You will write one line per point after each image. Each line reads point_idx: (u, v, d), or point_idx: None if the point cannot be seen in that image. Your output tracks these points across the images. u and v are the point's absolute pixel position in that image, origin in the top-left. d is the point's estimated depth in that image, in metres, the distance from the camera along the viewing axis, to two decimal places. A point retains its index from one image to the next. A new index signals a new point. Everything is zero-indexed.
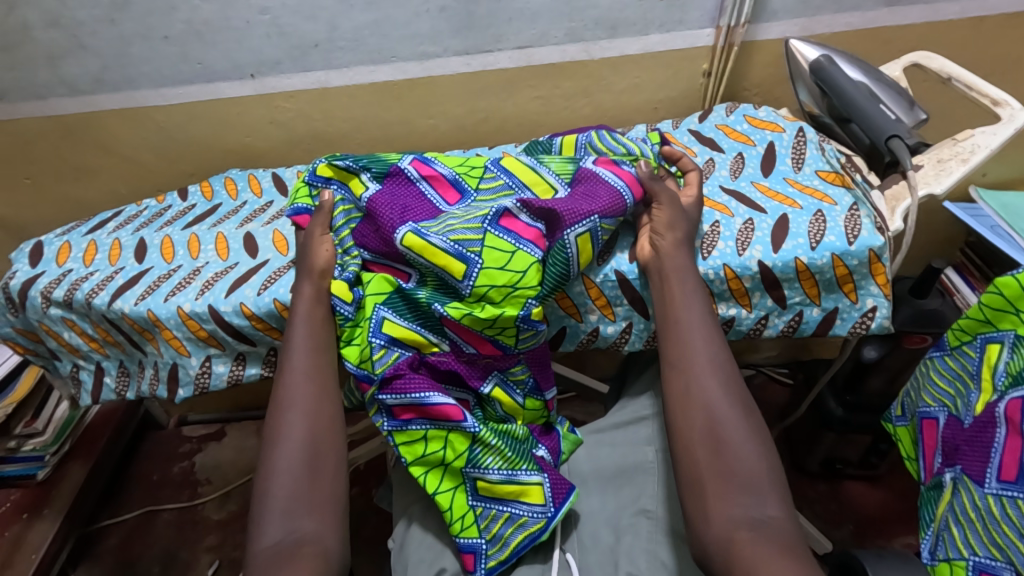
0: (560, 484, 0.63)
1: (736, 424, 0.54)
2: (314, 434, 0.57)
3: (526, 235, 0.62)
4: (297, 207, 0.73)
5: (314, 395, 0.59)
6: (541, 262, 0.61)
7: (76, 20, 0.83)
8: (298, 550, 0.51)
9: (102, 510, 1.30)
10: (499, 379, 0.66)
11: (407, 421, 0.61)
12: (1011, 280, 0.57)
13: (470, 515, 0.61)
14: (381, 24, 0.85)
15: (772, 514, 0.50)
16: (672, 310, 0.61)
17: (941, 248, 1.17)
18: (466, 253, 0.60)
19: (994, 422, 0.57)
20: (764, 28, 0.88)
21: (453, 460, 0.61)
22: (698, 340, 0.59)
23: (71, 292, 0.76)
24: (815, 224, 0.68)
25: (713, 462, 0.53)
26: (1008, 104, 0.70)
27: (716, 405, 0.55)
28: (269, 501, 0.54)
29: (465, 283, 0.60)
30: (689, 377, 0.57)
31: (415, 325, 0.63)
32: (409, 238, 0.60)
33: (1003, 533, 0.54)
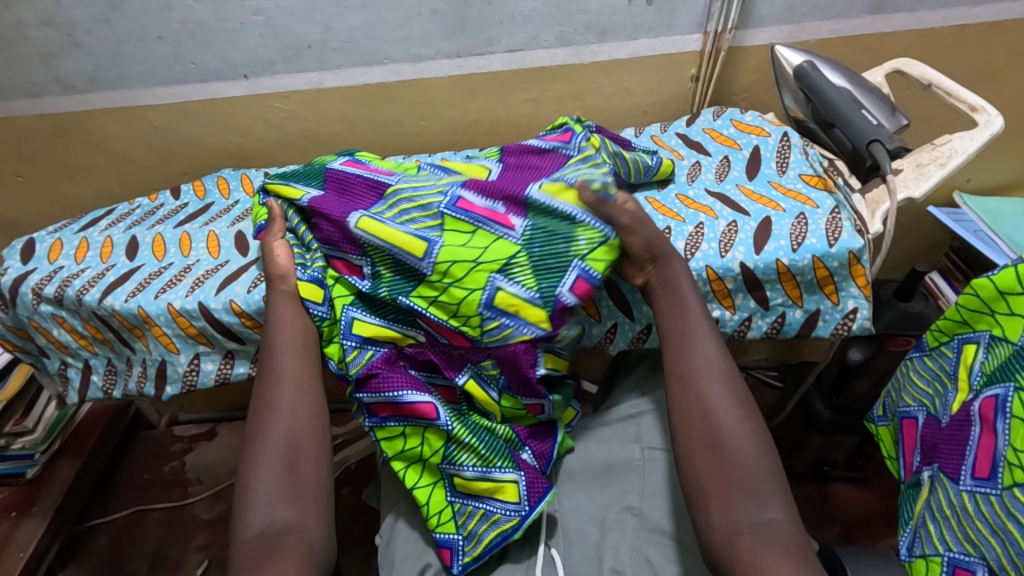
0: (536, 483, 0.63)
1: (738, 431, 0.54)
2: (295, 432, 0.58)
3: (486, 216, 0.62)
4: (258, 225, 0.74)
5: (296, 393, 0.60)
6: (504, 238, 0.61)
7: (71, 19, 0.83)
8: (281, 540, 0.51)
9: (91, 509, 1.30)
10: (472, 372, 0.65)
11: (385, 419, 0.62)
12: (987, 282, 0.59)
13: (448, 512, 0.63)
14: (373, 26, 0.86)
15: (772, 517, 0.50)
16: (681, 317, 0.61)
17: (926, 252, 1.19)
18: (428, 234, 0.61)
19: (969, 420, 0.58)
20: (751, 34, 0.90)
21: (430, 456, 0.62)
22: (700, 346, 0.59)
23: (62, 289, 0.76)
24: (797, 225, 0.69)
25: (714, 469, 0.53)
26: (985, 109, 0.71)
27: (718, 412, 0.55)
28: (251, 494, 0.54)
29: (426, 261, 0.60)
30: (689, 385, 0.57)
31: (382, 321, 0.63)
32: (365, 221, 0.62)
33: (977, 528, 0.55)
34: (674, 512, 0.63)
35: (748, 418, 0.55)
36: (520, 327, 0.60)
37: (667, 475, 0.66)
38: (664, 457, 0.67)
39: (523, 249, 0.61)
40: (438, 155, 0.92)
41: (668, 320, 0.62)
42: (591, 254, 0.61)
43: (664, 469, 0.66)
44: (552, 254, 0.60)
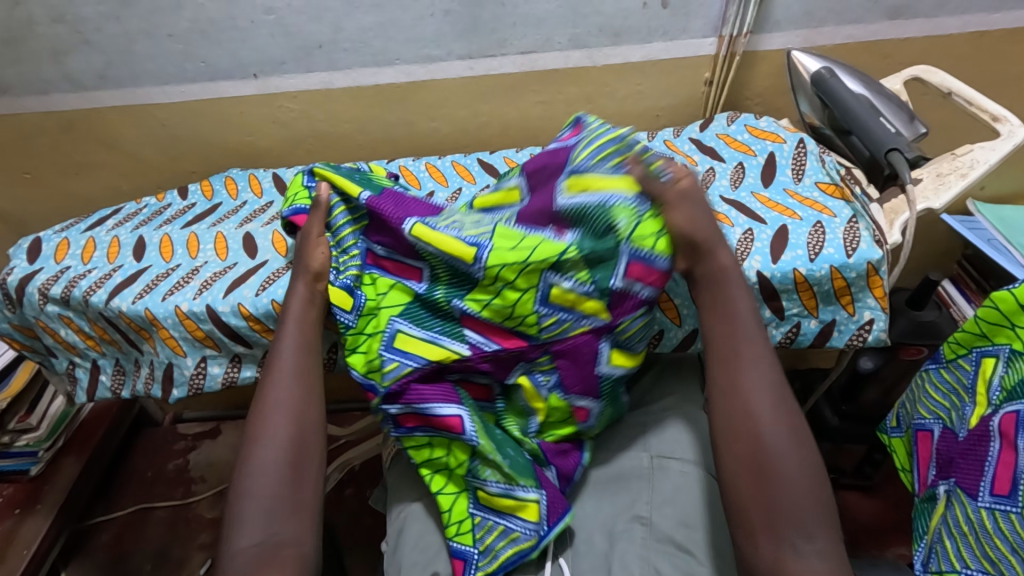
0: (557, 503, 0.62)
1: (790, 457, 0.51)
2: (297, 437, 0.57)
3: (534, 222, 0.61)
4: (289, 209, 0.72)
5: (300, 395, 0.60)
6: (549, 240, 0.59)
7: (81, 16, 0.83)
8: (278, 552, 0.51)
9: (94, 506, 1.30)
10: (524, 368, 0.62)
11: (413, 429, 0.62)
12: (1007, 295, 0.58)
13: (468, 524, 0.63)
14: (385, 27, 0.85)
15: (817, 547, 0.47)
16: (726, 320, 0.58)
17: (938, 260, 1.18)
18: (478, 239, 0.60)
19: (988, 435, 0.57)
20: (767, 39, 0.89)
21: (457, 467, 0.63)
22: (749, 358, 0.56)
23: (69, 289, 0.75)
24: (814, 235, 0.68)
25: (760, 493, 0.50)
26: (1007, 120, 0.70)
27: (766, 432, 0.52)
28: (250, 500, 0.53)
29: (477, 265, 0.59)
30: (734, 400, 0.54)
31: (428, 336, 0.62)
32: (419, 229, 0.61)
33: (997, 547, 0.54)
34: (683, 520, 0.62)
35: (799, 442, 0.52)
36: (578, 320, 0.60)
37: (675, 482, 0.65)
38: (673, 465, 0.66)
39: (574, 246, 0.58)
40: (448, 157, 0.91)
41: (712, 324, 0.59)
42: (633, 233, 0.58)
43: (672, 477, 0.65)
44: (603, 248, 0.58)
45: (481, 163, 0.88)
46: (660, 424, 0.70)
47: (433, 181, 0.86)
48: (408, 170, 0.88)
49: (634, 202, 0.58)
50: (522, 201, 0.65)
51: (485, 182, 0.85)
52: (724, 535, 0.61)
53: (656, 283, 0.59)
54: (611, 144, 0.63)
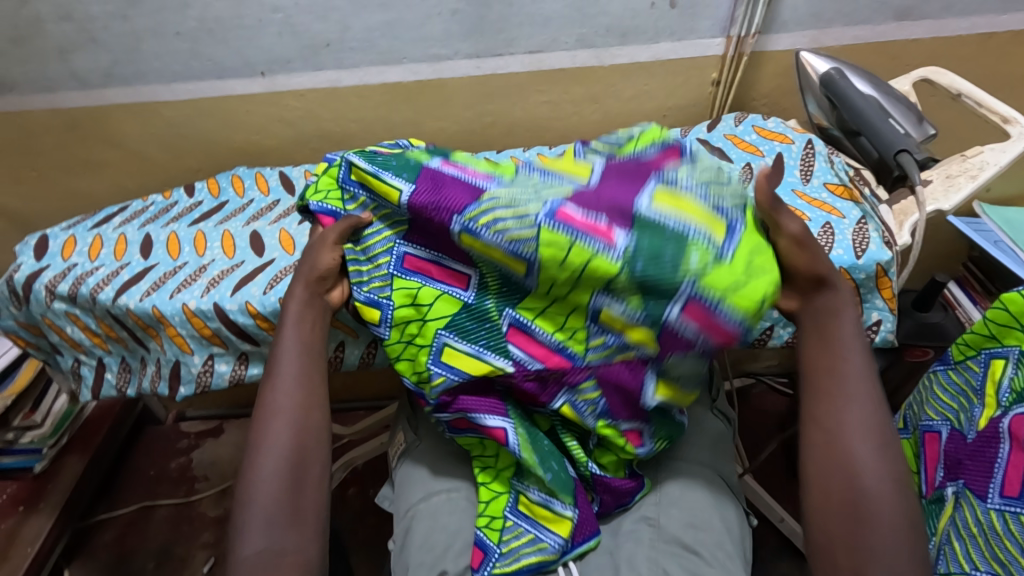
0: (586, 524, 0.61)
1: (888, 505, 0.48)
2: (299, 444, 0.56)
3: (592, 230, 0.51)
4: (314, 206, 0.66)
5: (301, 397, 0.58)
6: (604, 256, 0.50)
7: (88, 14, 0.83)
8: (279, 561, 0.51)
9: (98, 504, 1.30)
10: (569, 398, 0.58)
11: (464, 430, 0.63)
12: (1018, 297, 0.58)
13: (499, 522, 0.62)
14: (393, 26, 0.85)
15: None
16: (829, 350, 0.54)
17: (943, 261, 1.18)
18: (521, 252, 0.52)
19: (997, 437, 0.57)
20: (774, 39, 0.88)
21: (504, 468, 0.64)
22: (855, 397, 0.52)
23: (76, 286, 0.75)
24: (823, 235, 0.68)
25: (849, 538, 0.48)
26: (1016, 121, 0.70)
27: (865, 477, 0.50)
28: (251, 507, 0.53)
29: (529, 280, 0.55)
30: (833, 440, 0.51)
31: (473, 350, 0.59)
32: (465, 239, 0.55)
33: (1006, 548, 0.54)
34: (692, 521, 0.62)
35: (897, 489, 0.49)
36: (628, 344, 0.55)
37: (684, 484, 0.65)
38: (681, 466, 0.66)
39: (625, 268, 0.50)
40: None
41: (815, 356, 0.55)
42: (704, 271, 0.49)
43: (681, 480, 0.65)
44: (659, 267, 0.49)
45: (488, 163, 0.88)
46: None
47: None
48: None
49: (721, 245, 0.50)
50: (587, 182, 0.55)
51: None
52: (734, 537, 0.62)
53: (715, 333, 0.50)
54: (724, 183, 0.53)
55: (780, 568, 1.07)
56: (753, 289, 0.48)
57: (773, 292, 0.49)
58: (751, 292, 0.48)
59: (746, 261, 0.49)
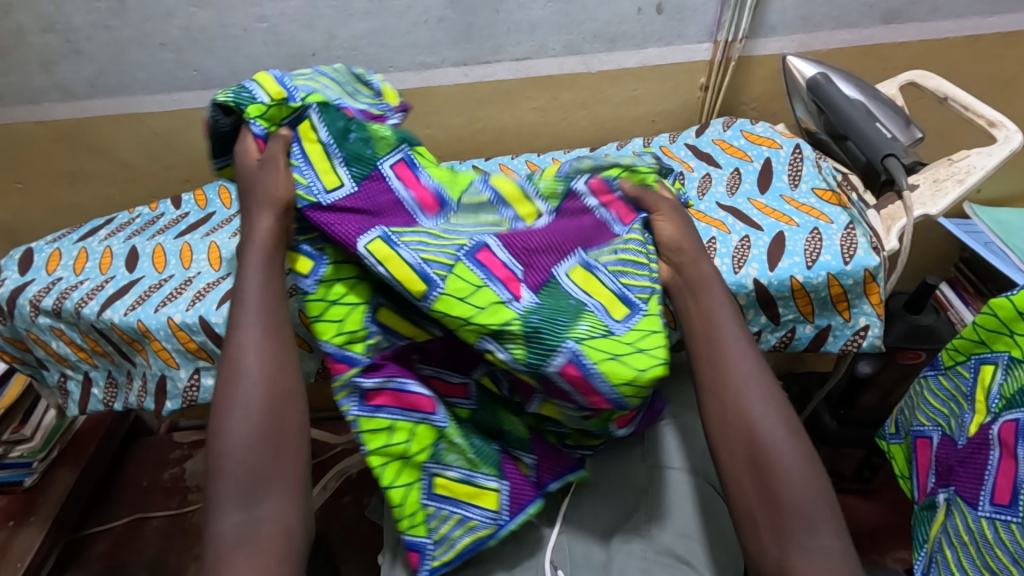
0: (520, 493, 0.60)
1: (786, 452, 0.50)
2: (270, 404, 0.52)
3: (498, 273, 0.54)
4: (257, 129, 0.62)
5: (268, 342, 0.54)
6: (506, 305, 0.52)
7: (71, 25, 0.82)
8: (257, 531, 0.47)
9: (90, 516, 1.29)
10: (488, 370, 0.60)
11: (378, 407, 0.57)
12: (1005, 301, 0.57)
13: (421, 514, 0.58)
14: (379, 34, 0.84)
15: (827, 543, 0.47)
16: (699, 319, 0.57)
17: (935, 263, 1.18)
18: (430, 273, 0.52)
19: (987, 443, 0.57)
20: (762, 44, 0.88)
21: (417, 454, 0.57)
22: (731, 356, 0.54)
23: (60, 301, 0.75)
24: (811, 241, 0.68)
25: (762, 493, 0.49)
26: (1003, 124, 0.70)
27: (762, 428, 0.51)
28: (225, 472, 0.49)
29: (424, 302, 0.52)
30: (724, 400, 0.53)
31: (406, 311, 0.58)
32: (375, 245, 0.53)
33: (997, 558, 0.53)
34: (685, 532, 0.62)
35: (793, 431, 0.51)
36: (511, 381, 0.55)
37: (677, 494, 0.65)
38: (674, 476, 0.66)
39: (522, 318, 0.51)
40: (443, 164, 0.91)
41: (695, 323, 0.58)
42: (590, 339, 0.51)
43: (673, 488, 0.65)
44: (550, 327, 0.51)
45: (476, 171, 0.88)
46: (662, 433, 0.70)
47: None
48: None
49: (616, 322, 0.54)
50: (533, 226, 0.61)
51: None
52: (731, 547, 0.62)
53: (589, 396, 0.51)
54: (637, 264, 0.59)
55: None
56: (635, 362, 0.51)
57: (657, 373, 0.50)
58: (631, 367, 0.50)
59: (635, 339, 0.53)
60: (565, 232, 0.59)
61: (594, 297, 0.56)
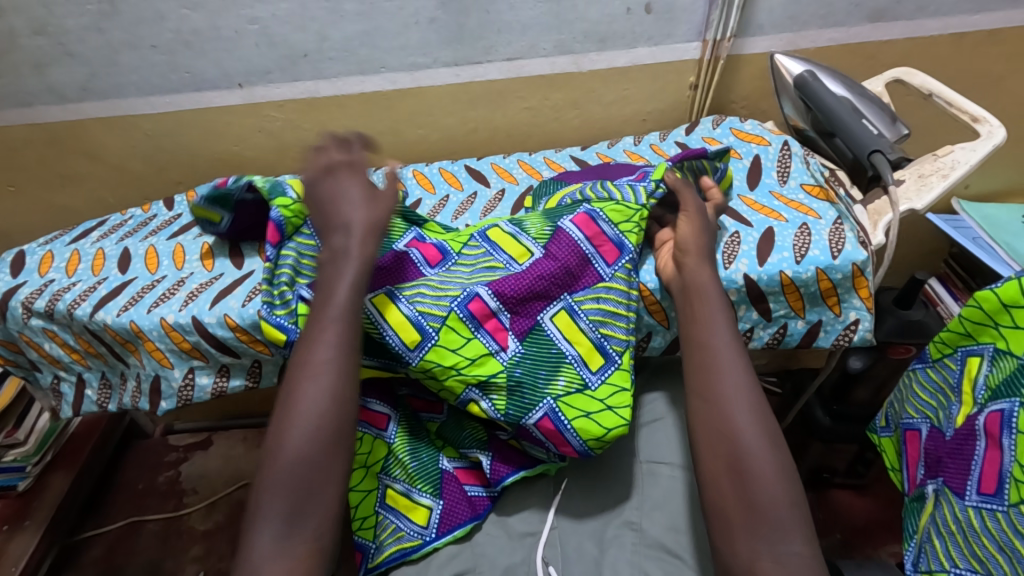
0: (452, 514, 0.63)
1: (763, 460, 0.53)
2: (325, 419, 0.54)
3: (487, 325, 0.61)
4: (275, 214, 0.68)
5: (335, 365, 0.56)
6: (494, 355, 0.61)
7: (63, 28, 0.82)
8: (292, 545, 0.50)
9: (85, 520, 1.28)
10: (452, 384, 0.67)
11: None
12: (990, 294, 0.58)
13: (371, 520, 0.63)
14: (371, 35, 0.85)
15: (795, 549, 0.49)
16: (699, 330, 0.60)
17: (924, 259, 1.19)
18: (425, 325, 0.60)
19: (974, 434, 0.57)
20: (751, 42, 0.89)
21: (373, 463, 0.64)
22: (728, 367, 0.58)
23: (53, 302, 0.75)
24: (800, 237, 0.68)
25: (738, 494, 0.52)
26: (986, 120, 0.71)
27: (743, 436, 0.54)
28: (269, 492, 0.51)
29: (414, 353, 0.60)
30: (714, 406, 0.56)
31: (381, 364, 0.65)
32: (378, 299, 0.61)
33: (984, 545, 0.54)
34: (674, 525, 0.62)
35: (774, 446, 0.54)
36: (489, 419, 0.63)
37: (666, 488, 0.65)
38: (665, 470, 0.66)
39: (506, 372, 0.60)
40: (436, 164, 0.92)
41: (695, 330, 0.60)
42: (566, 396, 0.59)
43: (661, 483, 0.65)
44: (531, 382, 0.60)
45: (469, 170, 0.88)
46: (654, 428, 0.70)
47: (420, 188, 0.86)
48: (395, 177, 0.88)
49: (591, 374, 0.61)
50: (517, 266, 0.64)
51: (473, 189, 0.85)
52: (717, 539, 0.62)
53: (561, 446, 0.60)
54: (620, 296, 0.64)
55: None
56: (604, 422, 0.59)
57: (620, 433, 0.59)
58: (599, 425, 0.59)
59: (605, 395, 0.60)
60: (554, 274, 0.62)
61: (573, 347, 0.61)
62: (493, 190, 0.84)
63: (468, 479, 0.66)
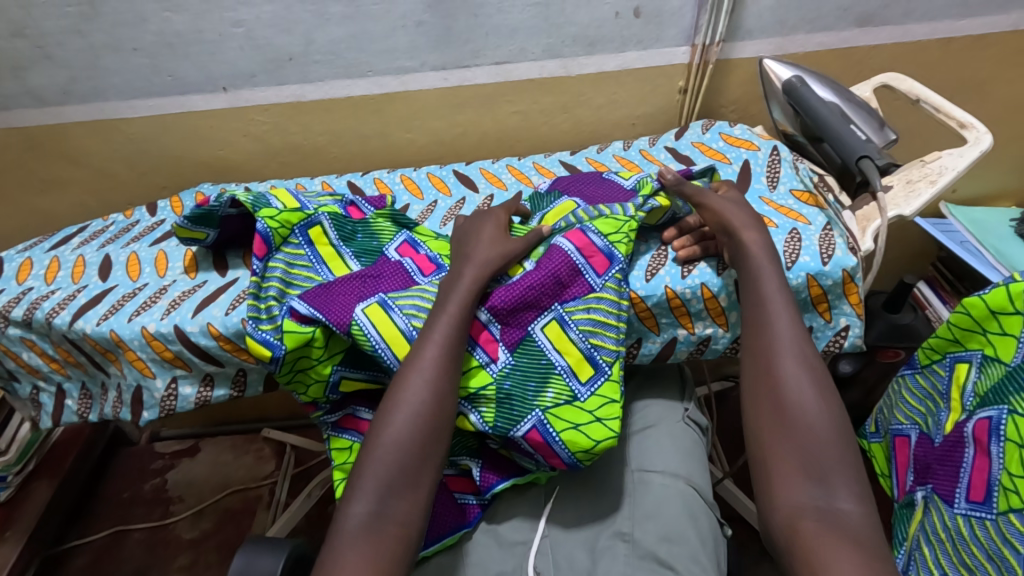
0: (442, 523, 0.62)
1: (817, 417, 0.54)
2: (426, 411, 0.56)
3: (480, 339, 0.63)
4: (262, 226, 0.67)
5: (445, 363, 0.58)
6: (485, 367, 0.62)
7: (41, 30, 0.81)
8: (383, 527, 0.52)
9: (69, 530, 1.26)
10: None
11: (343, 429, 0.66)
12: (978, 301, 0.58)
13: None
14: (357, 38, 0.84)
15: (844, 506, 0.50)
16: (757, 296, 0.60)
17: (913, 262, 1.19)
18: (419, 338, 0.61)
19: (963, 441, 0.57)
20: (740, 47, 0.89)
21: None
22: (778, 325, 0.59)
23: (31, 311, 0.73)
24: (791, 242, 0.68)
25: (785, 447, 0.54)
26: (974, 126, 0.71)
27: (796, 396, 0.55)
28: (371, 468, 0.54)
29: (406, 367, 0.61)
30: (767, 365, 0.58)
31: (368, 377, 0.67)
32: (373, 310, 0.61)
33: (973, 554, 0.53)
34: (666, 535, 0.61)
35: (830, 408, 0.55)
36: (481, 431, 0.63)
37: (657, 496, 0.64)
38: (656, 478, 0.66)
39: (497, 383, 0.61)
40: (425, 168, 0.91)
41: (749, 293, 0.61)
42: (554, 408, 0.59)
43: (653, 491, 0.65)
44: (520, 394, 0.59)
45: (457, 174, 0.87)
46: (645, 436, 0.70)
47: (409, 193, 0.85)
48: (383, 182, 0.87)
49: (580, 386, 0.60)
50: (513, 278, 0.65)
51: (461, 194, 0.84)
52: (709, 550, 0.62)
53: (550, 457, 0.59)
54: (610, 299, 0.63)
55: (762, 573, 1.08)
56: (592, 434, 0.58)
57: (609, 446, 0.57)
58: (588, 437, 0.57)
59: (596, 405, 0.59)
60: (544, 284, 0.62)
61: (564, 355, 0.61)
62: (482, 196, 0.83)
63: (459, 488, 0.65)
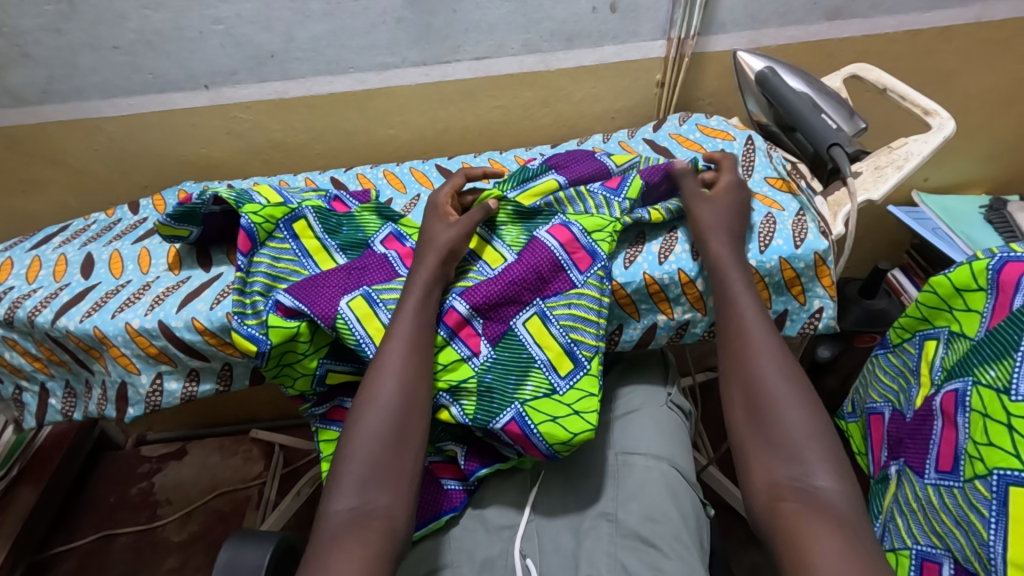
0: (431, 507, 0.63)
1: (790, 404, 0.56)
2: (395, 404, 0.57)
3: (462, 334, 0.64)
4: (246, 222, 0.67)
5: (410, 356, 0.59)
6: (466, 360, 0.63)
7: (19, 29, 0.80)
8: (367, 522, 0.52)
9: (55, 535, 1.26)
10: None
11: (331, 421, 0.67)
12: (944, 280, 0.60)
13: None
14: (338, 35, 0.84)
15: (822, 485, 0.51)
16: (724, 290, 0.63)
17: (888, 250, 1.22)
18: None
19: (932, 414, 0.59)
20: (714, 40, 0.91)
21: None
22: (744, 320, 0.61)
23: (13, 310, 0.73)
24: (765, 225, 0.70)
25: (760, 433, 0.55)
26: (937, 113, 0.74)
27: (767, 380, 0.57)
28: (351, 465, 0.55)
29: None
30: (741, 356, 0.60)
31: (354, 369, 0.67)
32: (358, 303, 0.62)
33: (942, 521, 0.55)
34: (650, 515, 0.62)
35: (796, 391, 0.56)
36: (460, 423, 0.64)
37: (640, 478, 0.66)
38: (638, 460, 0.67)
39: (477, 376, 0.62)
40: (408, 163, 0.91)
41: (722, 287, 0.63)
42: (534, 400, 0.60)
43: (635, 472, 0.66)
44: (500, 387, 0.61)
45: (440, 169, 0.88)
46: (626, 420, 0.72)
47: (392, 187, 0.86)
48: (367, 177, 0.88)
49: (559, 379, 0.61)
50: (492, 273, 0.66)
51: (444, 188, 0.85)
52: (691, 528, 0.63)
53: (529, 448, 0.60)
54: (590, 294, 0.63)
55: (747, 557, 1.10)
56: (570, 426, 0.58)
57: (586, 438, 0.58)
58: (566, 429, 0.58)
59: (573, 399, 0.60)
60: (525, 278, 0.63)
61: (544, 350, 0.62)
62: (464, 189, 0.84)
63: (447, 474, 0.66)
